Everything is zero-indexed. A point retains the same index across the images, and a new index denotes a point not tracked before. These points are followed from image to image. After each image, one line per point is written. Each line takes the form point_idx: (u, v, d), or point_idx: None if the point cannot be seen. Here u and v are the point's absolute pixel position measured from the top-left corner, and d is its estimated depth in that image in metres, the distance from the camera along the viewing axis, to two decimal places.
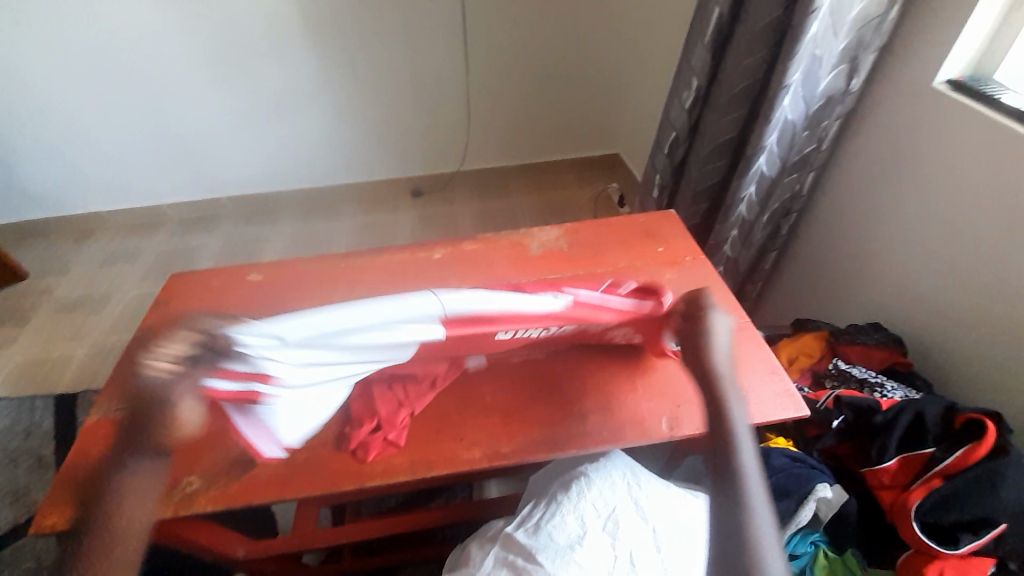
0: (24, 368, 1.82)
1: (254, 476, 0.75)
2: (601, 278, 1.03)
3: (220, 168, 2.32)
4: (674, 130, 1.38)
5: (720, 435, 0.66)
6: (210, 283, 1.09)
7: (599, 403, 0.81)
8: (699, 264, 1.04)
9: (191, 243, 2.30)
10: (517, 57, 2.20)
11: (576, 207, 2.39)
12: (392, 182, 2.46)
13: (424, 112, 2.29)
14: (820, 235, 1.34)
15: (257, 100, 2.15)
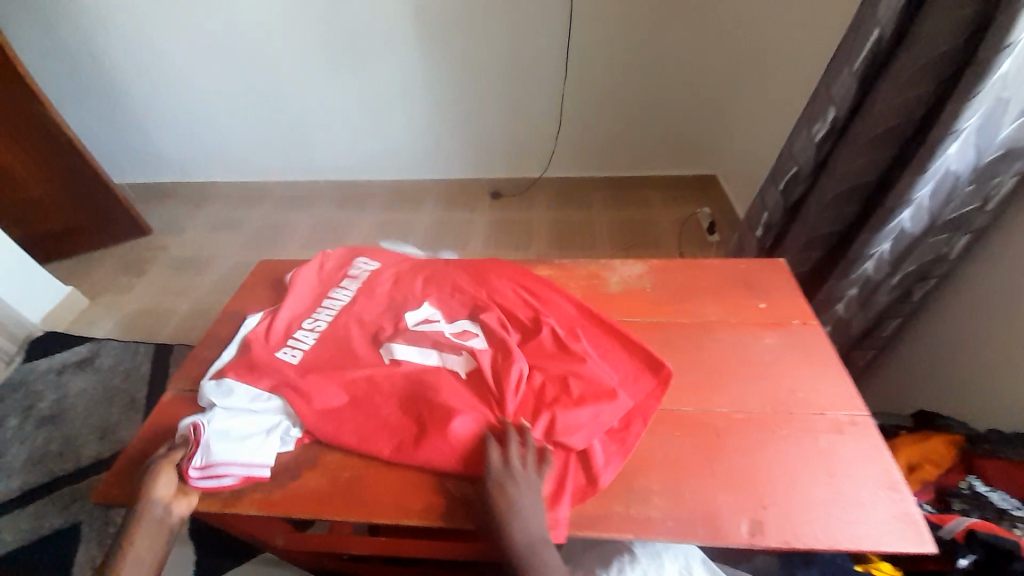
0: (137, 314, 2.05)
1: (301, 487, 0.76)
2: (684, 328, 0.92)
3: (320, 152, 2.45)
4: (794, 165, 1.21)
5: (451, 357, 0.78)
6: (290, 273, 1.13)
7: (669, 478, 0.72)
8: (806, 331, 0.89)
9: (286, 220, 2.46)
10: (621, 66, 2.09)
11: (660, 229, 2.24)
12: (474, 181, 2.46)
13: (516, 114, 2.26)
14: (963, 309, 1.11)
15: (360, 92, 2.24)
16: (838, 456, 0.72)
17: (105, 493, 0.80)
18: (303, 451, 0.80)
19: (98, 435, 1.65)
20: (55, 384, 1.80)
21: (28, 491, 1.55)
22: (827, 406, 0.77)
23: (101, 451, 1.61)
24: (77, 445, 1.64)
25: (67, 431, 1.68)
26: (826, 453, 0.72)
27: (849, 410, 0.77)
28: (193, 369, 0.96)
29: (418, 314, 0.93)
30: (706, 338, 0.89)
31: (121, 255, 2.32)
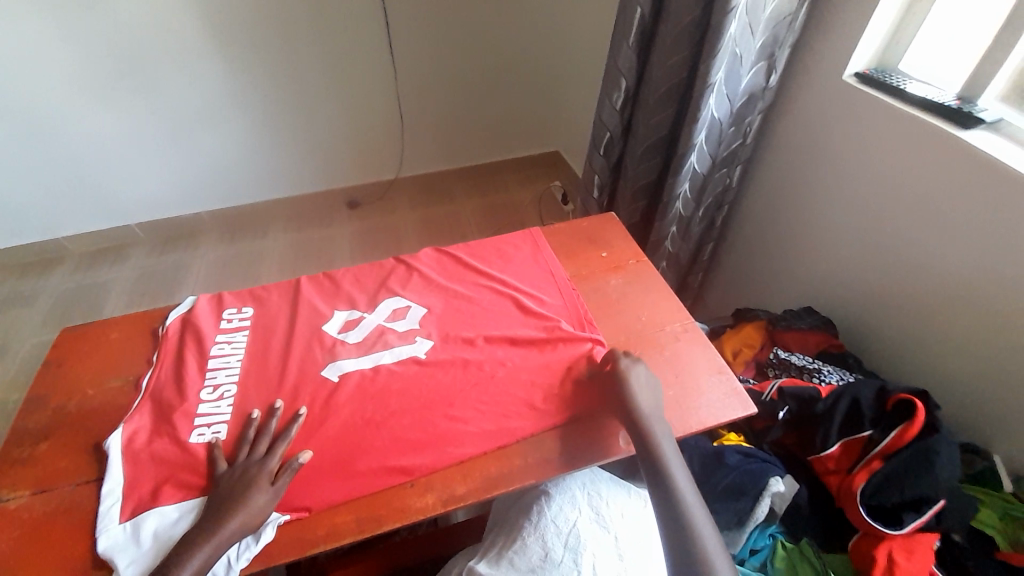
0: None
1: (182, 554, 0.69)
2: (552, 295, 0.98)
3: (125, 192, 2.08)
4: (608, 130, 1.38)
5: (379, 332, 0.92)
6: (112, 334, 0.97)
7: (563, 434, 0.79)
8: (642, 266, 1.04)
9: (99, 279, 2.05)
10: (448, 58, 2.14)
11: (521, 208, 2.38)
12: (325, 195, 2.34)
13: (354, 119, 2.18)
14: (749, 225, 1.40)
15: (160, 117, 1.95)
16: (680, 357, 0.87)
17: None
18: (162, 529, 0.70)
19: None
20: None
21: None
22: (665, 322, 0.93)
23: None
24: None
25: None
26: (670, 358, 0.87)
27: (680, 320, 0.93)
28: None
29: (336, 322, 0.94)
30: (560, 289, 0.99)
31: None
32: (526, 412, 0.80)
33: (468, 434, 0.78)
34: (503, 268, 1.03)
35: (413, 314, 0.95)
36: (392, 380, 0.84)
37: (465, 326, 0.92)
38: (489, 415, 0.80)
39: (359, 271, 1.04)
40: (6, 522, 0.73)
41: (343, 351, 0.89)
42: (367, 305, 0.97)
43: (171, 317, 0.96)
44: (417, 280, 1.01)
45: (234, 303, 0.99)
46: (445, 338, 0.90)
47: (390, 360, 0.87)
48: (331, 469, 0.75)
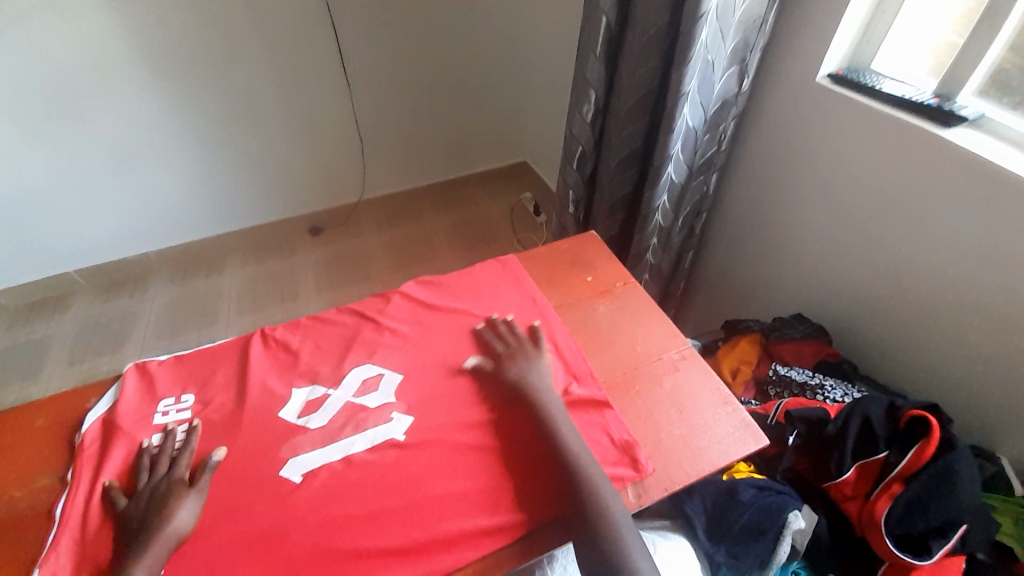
0: None
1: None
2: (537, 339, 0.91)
3: (60, 237, 1.89)
4: (580, 144, 1.33)
5: (349, 411, 0.82)
6: (36, 422, 0.83)
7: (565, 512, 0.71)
8: (630, 289, 0.99)
9: (33, 336, 1.85)
10: (406, 74, 2.05)
11: (493, 223, 2.32)
12: (285, 223, 2.21)
13: (312, 142, 2.07)
14: (728, 232, 1.37)
15: (93, 155, 1.78)
16: (685, 392, 0.81)
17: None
18: None
19: None
20: None
21: None
22: (662, 351, 0.87)
23: None
24: None
25: None
26: (672, 392, 0.81)
27: (677, 346, 0.88)
28: None
29: (294, 404, 0.83)
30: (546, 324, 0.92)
31: None
32: (520, 490, 0.72)
33: (460, 528, 0.69)
34: (484, 308, 0.95)
35: (386, 383, 0.85)
36: (370, 472, 0.75)
37: (443, 388, 0.84)
38: (480, 504, 0.71)
39: (320, 337, 0.94)
40: None
41: (307, 441, 0.78)
42: (330, 379, 0.86)
43: (90, 420, 0.82)
44: (387, 341, 0.91)
45: (171, 391, 0.87)
46: (424, 409, 0.82)
47: (363, 448, 0.78)
48: None
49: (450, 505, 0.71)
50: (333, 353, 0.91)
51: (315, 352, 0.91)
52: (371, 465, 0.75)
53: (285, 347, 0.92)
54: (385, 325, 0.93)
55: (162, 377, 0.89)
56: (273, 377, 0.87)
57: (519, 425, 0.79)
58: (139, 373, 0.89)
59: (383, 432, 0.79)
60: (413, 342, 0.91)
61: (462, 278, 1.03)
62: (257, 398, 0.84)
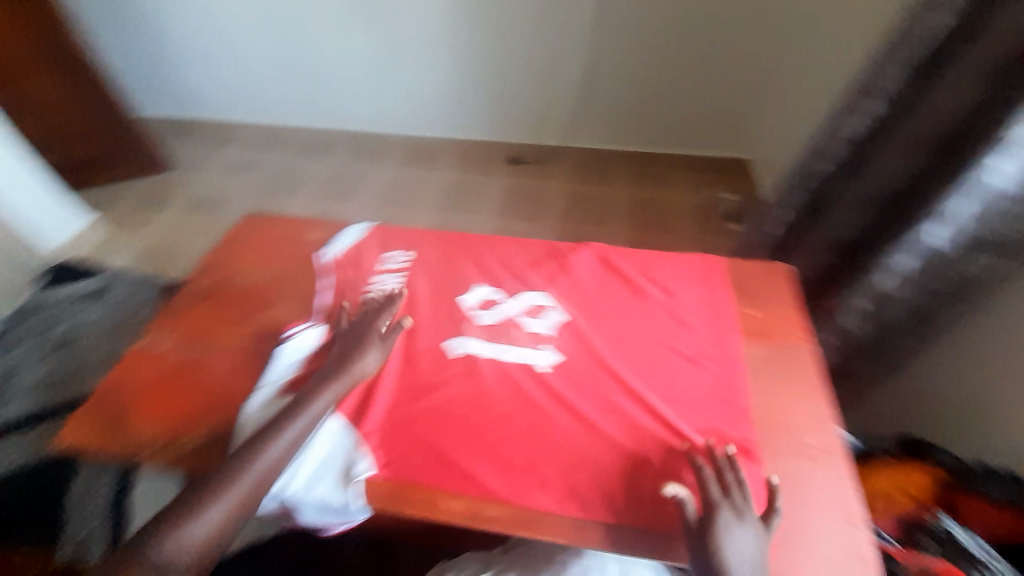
0: (151, 252, 2.14)
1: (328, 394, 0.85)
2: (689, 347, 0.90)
3: (343, 103, 2.44)
4: (823, 169, 1.17)
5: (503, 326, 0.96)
6: (280, 232, 1.15)
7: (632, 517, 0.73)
8: (797, 346, 0.90)
9: (300, 168, 2.46)
10: (658, 35, 2.01)
11: (679, 213, 2.16)
12: (492, 145, 2.43)
13: (546, 79, 2.20)
14: (965, 337, 1.08)
15: (385, 43, 2.21)
16: (809, 484, 0.75)
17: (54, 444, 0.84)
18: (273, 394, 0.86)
19: (106, 362, 1.77)
20: (70, 311, 1.91)
21: (34, 407, 1.64)
22: (804, 426, 0.80)
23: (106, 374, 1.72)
24: (83, 371, 1.73)
25: (79, 354, 1.78)
26: (794, 471, 0.76)
27: (826, 434, 0.80)
28: (170, 324, 0.99)
29: (476, 297, 1.01)
30: (714, 333, 0.92)
31: (143, 190, 2.41)
32: (603, 471, 0.76)
33: (530, 474, 0.76)
34: (658, 299, 0.98)
35: (550, 316, 0.97)
36: (503, 381, 0.87)
37: (588, 348, 0.91)
38: (563, 462, 0.78)
39: (511, 255, 1.09)
40: (155, 359, 0.94)
41: (471, 328, 0.95)
42: (511, 292, 1.01)
43: (337, 245, 1.11)
44: (562, 285, 1.02)
45: (396, 248, 1.12)
46: (562, 355, 0.91)
47: (510, 357, 0.91)
48: (407, 442, 0.81)
49: (533, 448, 0.79)
50: (514, 273, 1.05)
51: (501, 266, 1.07)
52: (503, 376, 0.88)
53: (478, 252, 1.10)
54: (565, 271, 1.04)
55: (391, 236, 1.14)
56: (472, 270, 1.06)
57: (640, 451, 0.78)
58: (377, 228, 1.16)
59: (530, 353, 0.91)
60: (583, 292, 1.00)
61: (648, 262, 1.06)
62: (452, 281, 1.04)
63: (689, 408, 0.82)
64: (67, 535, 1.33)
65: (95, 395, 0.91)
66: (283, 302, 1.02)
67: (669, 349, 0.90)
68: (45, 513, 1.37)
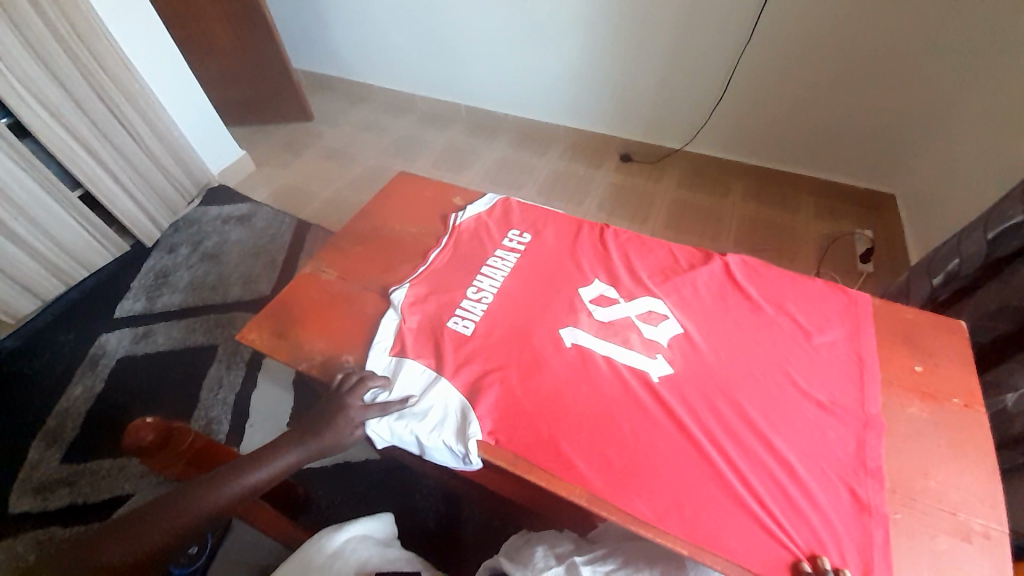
0: (286, 191, 2.39)
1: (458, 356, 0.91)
2: (827, 393, 0.81)
3: (469, 79, 2.49)
4: (1023, 215, 0.99)
5: (615, 326, 0.93)
6: (424, 192, 1.21)
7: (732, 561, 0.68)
8: (967, 416, 0.78)
9: (423, 135, 2.61)
10: (816, 46, 1.77)
11: (801, 241, 1.98)
12: (607, 138, 2.37)
13: (676, 78, 2.05)
14: None
15: (513, 23, 2.17)
16: (953, 571, 0.65)
17: (241, 336, 0.98)
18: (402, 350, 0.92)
19: (241, 280, 2.02)
20: (218, 229, 2.21)
21: (184, 307, 1.93)
22: (958, 508, 0.70)
23: (242, 292, 1.98)
24: (225, 284, 2.01)
25: (222, 270, 2.06)
26: (935, 557, 0.66)
27: (985, 520, 0.69)
28: (329, 258, 1.10)
29: (591, 291, 0.99)
30: (854, 382, 0.82)
31: (286, 135, 2.68)
32: (709, 503, 0.72)
33: (633, 487, 0.75)
34: (794, 334, 0.88)
35: (666, 326, 0.92)
36: (613, 382, 0.86)
37: (708, 367, 0.86)
38: (668, 482, 0.75)
39: (638, 256, 1.05)
40: (318, 286, 1.04)
41: (585, 321, 0.94)
42: (626, 293, 0.98)
43: (466, 213, 1.14)
44: (687, 295, 0.96)
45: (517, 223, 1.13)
46: (681, 368, 0.86)
47: (616, 359, 0.89)
48: (510, 419, 0.83)
49: (634, 457, 0.78)
50: (636, 273, 1.01)
51: (626, 263, 1.03)
52: (612, 377, 0.86)
53: (607, 246, 1.07)
54: (693, 283, 0.98)
55: (515, 215, 1.14)
56: (588, 261, 1.04)
57: (756, 495, 0.72)
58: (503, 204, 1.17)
59: (637, 361, 0.88)
60: (709, 309, 0.94)
61: (794, 289, 0.96)
62: (567, 270, 1.03)
63: (816, 460, 0.75)
64: (198, 410, 1.61)
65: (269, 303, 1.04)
66: (422, 258, 1.08)
67: (801, 391, 0.81)
68: (186, 389, 1.68)
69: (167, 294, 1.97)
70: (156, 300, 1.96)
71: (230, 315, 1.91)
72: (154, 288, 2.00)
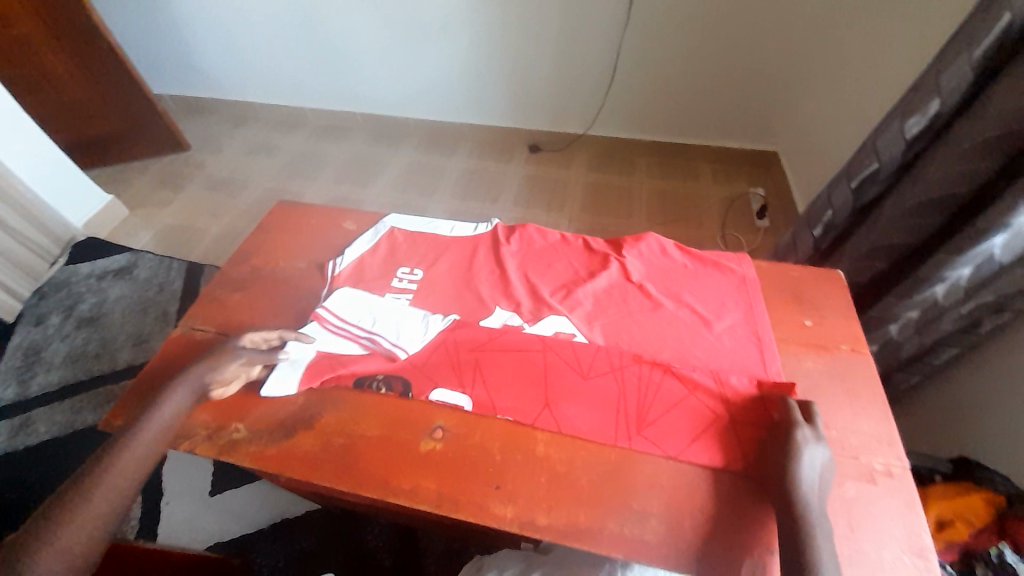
0: (169, 233, 2.13)
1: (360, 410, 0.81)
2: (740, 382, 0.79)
3: (360, 86, 2.35)
4: (878, 162, 1.08)
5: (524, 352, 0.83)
6: (309, 220, 1.11)
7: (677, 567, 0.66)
8: (853, 359, 0.84)
9: (320, 150, 2.43)
10: (688, 19, 1.85)
11: (705, 206, 2.09)
12: (512, 131, 2.34)
13: (567, 62, 2.06)
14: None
15: (396, 21, 2.07)
16: (864, 513, 0.69)
17: (106, 423, 0.83)
18: (300, 408, 0.82)
19: (128, 342, 1.77)
20: (94, 288, 1.92)
21: (60, 387, 1.65)
22: (861, 452, 0.74)
23: (130, 356, 1.74)
24: (110, 350, 1.75)
25: (104, 334, 1.79)
26: (848, 503, 0.70)
27: (884, 458, 0.74)
28: (206, 311, 0.97)
29: (493, 322, 0.88)
30: (763, 363, 0.81)
31: (160, 169, 2.39)
32: (646, 517, 0.69)
33: (570, 521, 0.69)
34: (698, 325, 0.86)
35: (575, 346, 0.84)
36: (529, 413, 0.78)
37: (619, 380, 0.79)
38: (602, 508, 0.70)
39: (535, 268, 0.97)
40: (196, 347, 0.92)
41: (492, 357, 0.83)
42: (530, 316, 0.88)
43: (345, 258, 1.00)
44: (589, 305, 0.90)
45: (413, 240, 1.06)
46: (592, 389, 0.79)
47: (528, 392, 0.80)
48: (422, 479, 0.73)
49: (563, 481, 0.72)
50: (536, 290, 0.93)
51: (522, 280, 0.95)
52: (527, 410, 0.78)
53: (500, 265, 0.98)
54: (594, 290, 0.92)
55: (403, 247, 1.03)
56: (486, 286, 0.94)
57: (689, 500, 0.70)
58: (388, 236, 1.05)
59: (552, 391, 0.79)
60: (614, 315, 0.88)
61: (691, 276, 0.93)
62: (464, 300, 0.92)
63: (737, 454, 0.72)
64: None
65: (138, 379, 0.89)
66: (315, 294, 0.98)
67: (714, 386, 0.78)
68: None
69: (44, 373, 1.68)
70: (29, 382, 1.66)
71: (119, 385, 1.67)
72: (23, 369, 1.70)
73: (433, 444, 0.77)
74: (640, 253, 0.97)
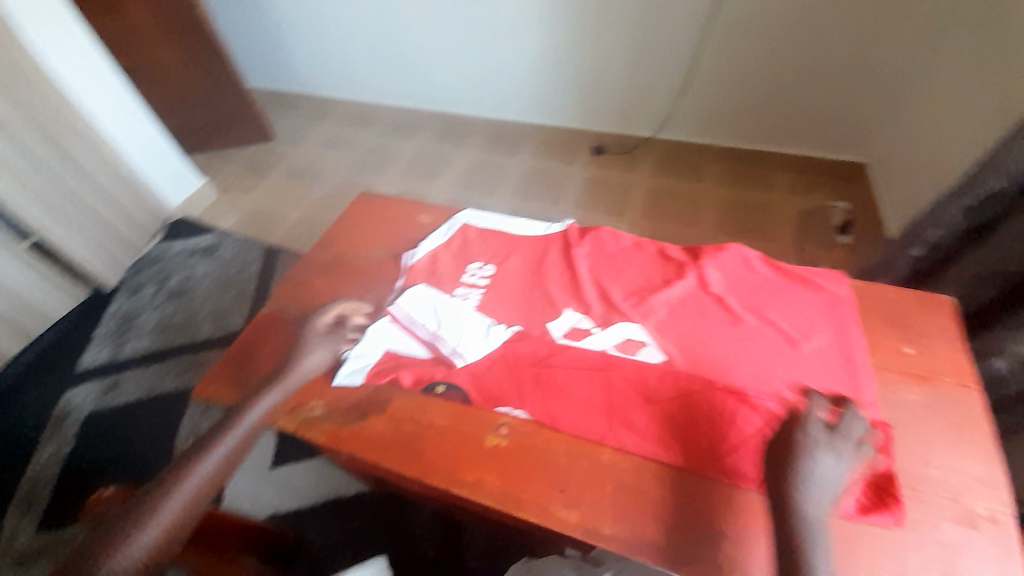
0: (251, 217, 2.29)
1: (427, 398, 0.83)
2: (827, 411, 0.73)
3: (433, 84, 2.41)
4: (1003, 179, 0.96)
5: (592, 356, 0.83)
6: (386, 212, 1.15)
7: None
8: (961, 394, 0.76)
9: (390, 145, 2.52)
10: (779, 19, 1.75)
11: (782, 218, 1.96)
12: (578, 132, 2.31)
13: (643, 63, 2.00)
14: None
15: (473, 20, 2.10)
16: (965, 563, 0.63)
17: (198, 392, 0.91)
18: (372, 391, 0.86)
19: (211, 315, 1.93)
20: (184, 264, 2.10)
21: (153, 352, 1.83)
22: (965, 496, 0.67)
23: (212, 328, 1.89)
24: (195, 322, 1.92)
25: (191, 307, 1.96)
26: (946, 550, 0.64)
27: (991, 504, 0.66)
28: (290, 292, 1.03)
29: (562, 324, 0.88)
30: (852, 390, 0.76)
31: (247, 158, 2.58)
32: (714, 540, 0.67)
33: (632, 534, 0.68)
34: (782, 345, 0.81)
35: (646, 354, 0.82)
36: (595, 420, 0.77)
37: (693, 395, 0.77)
38: (668, 525, 0.68)
39: (606, 272, 0.95)
40: (280, 325, 0.98)
41: (560, 358, 0.83)
42: (601, 320, 0.88)
43: (419, 250, 1.03)
44: (663, 314, 0.87)
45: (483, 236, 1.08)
46: (663, 401, 0.77)
47: (594, 396, 0.79)
48: (485, 472, 0.75)
49: (627, 491, 0.71)
50: (607, 294, 0.91)
51: (593, 283, 0.93)
52: (592, 415, 0.78)
53: (571, 266, 0.97)
54: (669, 298, 0.89)
55: (474, 243, 1.04)
56: (556, 285, 0.94)
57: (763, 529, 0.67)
58: (460, 232, 1.07)
59: (620, 397, 0.78)
60: (690, 326, 0.85)
61: (776, 292, 0.88)
62: (533, 299, 0.93)
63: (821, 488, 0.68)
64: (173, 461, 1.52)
65: (228, 352, 0.96)
66: (388, 283, 1.02)
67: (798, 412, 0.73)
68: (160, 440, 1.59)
69: (136, 338, 1.87)
70: (122, 347, 1.85)
71: (200, 354, 1.82)
72: (122, 333, 1.89)
73: (497, 439, 0.77)
74: (719, 264, 0.93)
